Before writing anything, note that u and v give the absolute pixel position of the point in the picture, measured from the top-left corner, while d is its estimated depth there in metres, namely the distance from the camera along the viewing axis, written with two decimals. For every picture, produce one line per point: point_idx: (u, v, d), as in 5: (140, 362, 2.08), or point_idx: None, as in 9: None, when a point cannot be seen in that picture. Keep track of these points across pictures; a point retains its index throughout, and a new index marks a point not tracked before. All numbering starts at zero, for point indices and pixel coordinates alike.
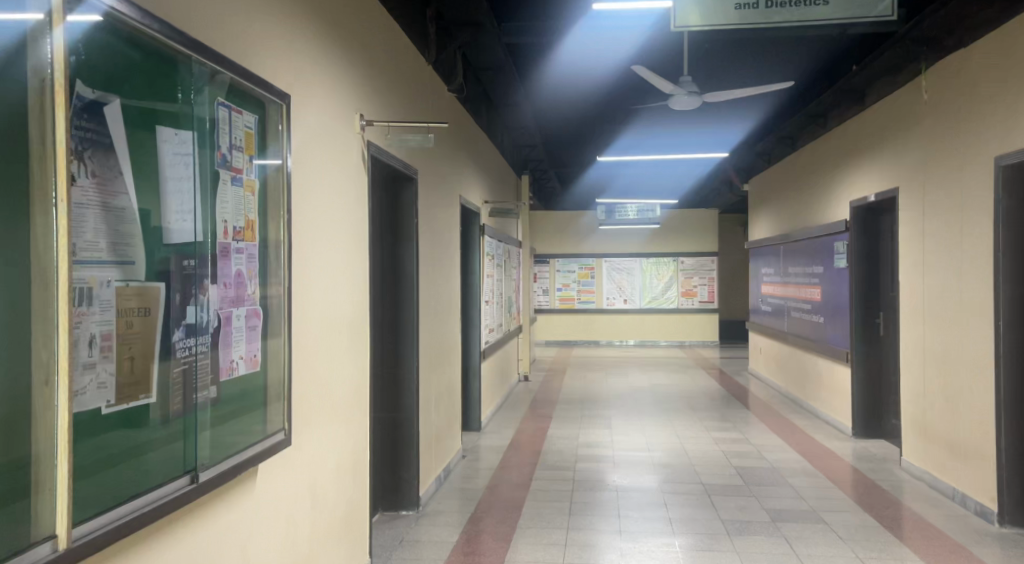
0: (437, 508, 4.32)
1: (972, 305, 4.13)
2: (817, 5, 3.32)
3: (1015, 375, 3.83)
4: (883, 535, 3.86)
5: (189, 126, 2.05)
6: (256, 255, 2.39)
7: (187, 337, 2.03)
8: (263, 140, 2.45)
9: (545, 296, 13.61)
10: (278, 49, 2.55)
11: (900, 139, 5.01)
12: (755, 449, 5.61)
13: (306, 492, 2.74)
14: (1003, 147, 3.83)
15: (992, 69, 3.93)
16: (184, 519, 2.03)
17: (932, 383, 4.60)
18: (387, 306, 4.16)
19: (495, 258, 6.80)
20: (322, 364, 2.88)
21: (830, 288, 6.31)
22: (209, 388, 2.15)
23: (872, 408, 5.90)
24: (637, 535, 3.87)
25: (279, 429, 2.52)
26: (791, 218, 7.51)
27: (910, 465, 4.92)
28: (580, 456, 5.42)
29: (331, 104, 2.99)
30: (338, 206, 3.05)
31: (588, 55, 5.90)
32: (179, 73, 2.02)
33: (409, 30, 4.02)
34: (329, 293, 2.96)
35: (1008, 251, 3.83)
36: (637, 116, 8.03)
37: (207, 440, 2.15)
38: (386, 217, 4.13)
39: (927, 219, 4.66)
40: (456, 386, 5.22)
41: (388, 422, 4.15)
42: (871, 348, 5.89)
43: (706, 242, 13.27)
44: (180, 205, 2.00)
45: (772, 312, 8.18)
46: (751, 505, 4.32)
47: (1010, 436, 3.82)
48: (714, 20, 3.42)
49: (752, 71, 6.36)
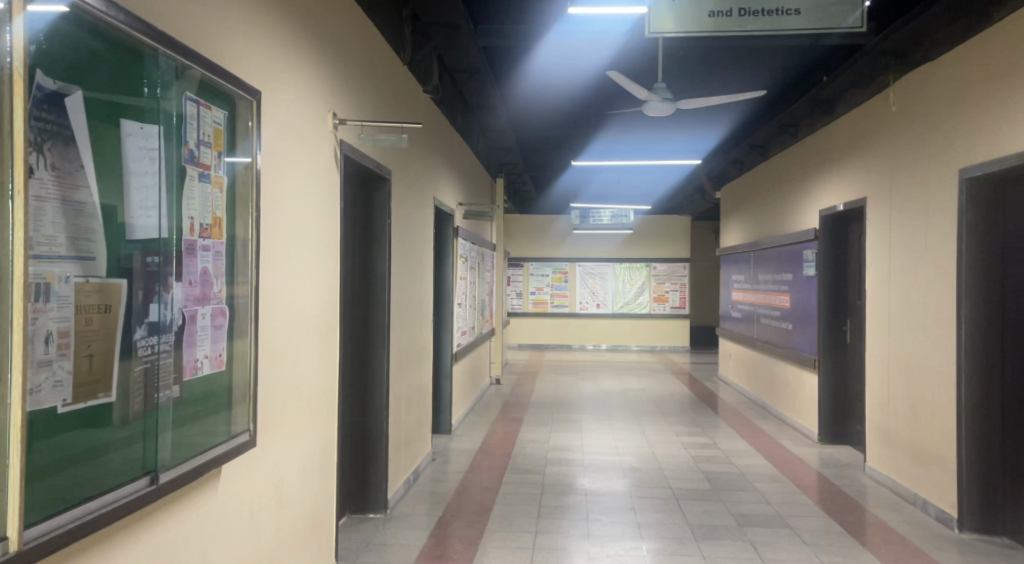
0: (405, 511, 4.28)
1: (935, 314, 4.21)
2: (792, 15, 3.38)
3: (977, 383, 3.90)
4: (846, 540, 3.91)
5: (155, 120, 2.01)
6: (223, 253, 2.35)
7: (149, 336, 1.99)
8: (232, 138, 2.41)
9: (518, 298, 13.60)
10: (250, 46, 2.52)
11: (869, 150, 5.08)
12: (723, 454, 5.65)
13: (272, 494, 2.70)
14: (969, 160, 3.91)
15: (959, 83, 4.02)
16: (143, 521, 2.00)
17: (896, 391, 4.66)
18: (359, 305, 4.13)
19: (468, 260, 6.78)
20: (289, 365, 2.84)
21: (799, 295, 6.38)
22: (171, 388, 2.11)
23: (837, 414, 5.98)
24: (605, 538, 3.88)
25: (244, 430, 2.47)
26: (761, 225, 7.61)
27: (873, 471, 4.99)
28: (551, 460, 5.42)
29: (303, 102, 2.96)
30: (307, 205, 3.01)
31: (566, 59, 5.88)
32: (145, 66, 1.98)
33: (383, 29, 3.98)
34: (297, 293, 2.92)
35: (971, 262, 3.91)
36: (612, 121, 8.05)
37: (169, 441, 2.10)
38: (358, 216, 4.09)
39: (893, 229, 4.73)
40: (426, 388, 5.19)
41: (358, 424, 4.11)
42: (838, 355, 5.97)
43: (679, 248, 13.39)
44: (143, 200, 1.96)
45: (741, 319, 8.26)
46: (718, 509, 4.35)
47: (970, 442, 3.90)
48: (689, 27, 3.45)
49: (726, 80, 6.42)
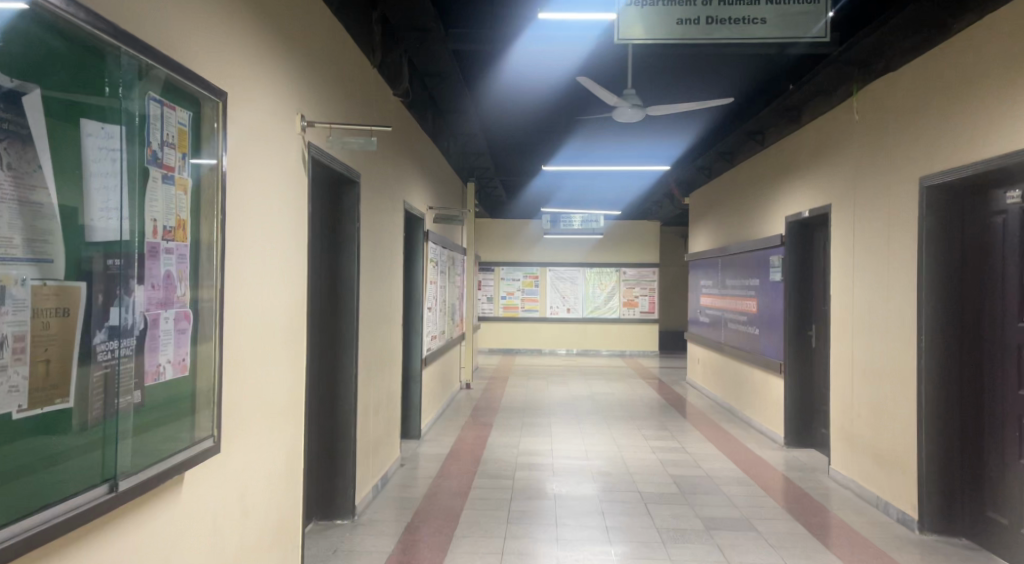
0: (373, 517, 4.25)
1: (897, 319, 4.29)
2: (757, 24, 3.45)
3: (937, 386, 3.99)
4: (810, 542, 3.97)
5: (117, 120, 1.97)
6: (187, 255, 2.30)
7: (109, 340, 1.95)
8: (197, 139, 2.37)
9: (489, 303, 13.58)
10: (216, 48, 2.49)
11: (833, 158, 5.18)
12: (691, 458, 5.70)
13: (237, 502, 2.66)
14: (929, 168, 4.01)
15: (920, 92, 4.11)
16: (102, 530, 1.96)
17: (859, 395, 4.75)
18: (327, 310, 4.09)
19: (439, 264, 6.75)
20: (254, 369, 2.79)
21: (766, 300, 6.47)
22: (132, 393, 2.07)
23: (802, 417, 6.07)
24: (574, 543, 3.89)
25: (208, 436, 2.43)
26: (729, 231, 7.71)
27: (837, 474, 5.07)
28: (521, 464, 5.42)
29: (270, 105, 2.92)
30: (274, 208, 2.97)
31: (537, 64, 5.90)
32: (107, 64, 1.94)
33: (353, 32, 3.96)
34: (263, 297, 2.87)
35: (930, 268, 4.01)
36: (582, 127, 8.09)
37: (129, 448, 2.06)
38: (327, 219, 4.05)
39: (857, 236, 4.82)
40: (395, 393, 5.15)
41: (325, 429, 4.06)
42: (803, 360, 6.06)
43: (648, 253, 13.50)
44: (104, 202, 1.92)
45: (709, 324, 8.35)
46: (686, 513, 4.38)
47: (930, 445, 3.99)
48: (657, 34, 3.48)
49: (694, 87, 6.50)
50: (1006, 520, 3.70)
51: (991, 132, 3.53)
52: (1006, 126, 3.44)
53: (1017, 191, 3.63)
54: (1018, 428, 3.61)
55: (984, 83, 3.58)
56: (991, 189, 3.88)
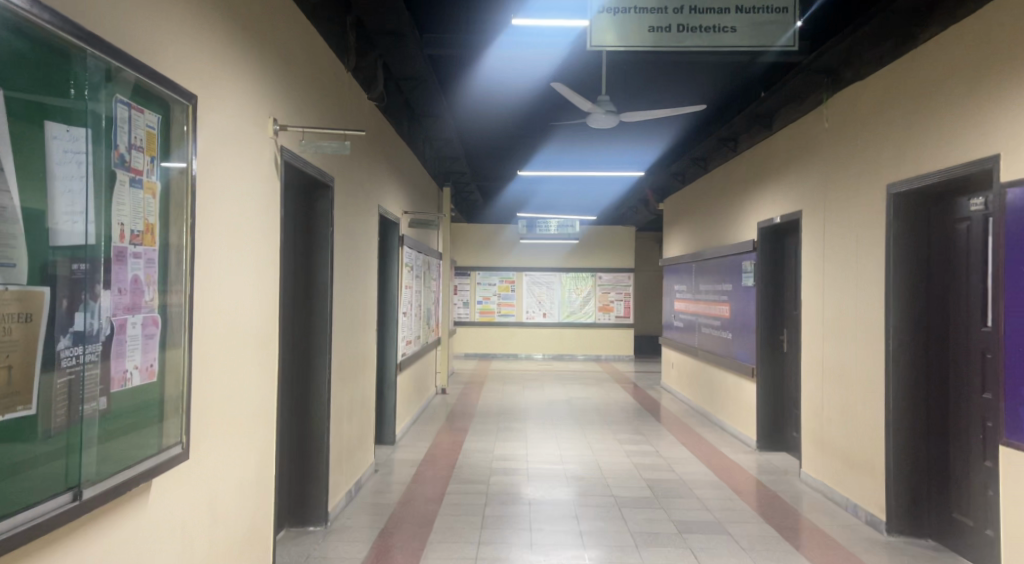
0: (346, 523, 4.22)
1: (865, 323, 4.36)
2: (728, 32, 3.47)
3: (904, 390, 4.06)
4: (781, 544, 4.00)
5: (82, 122, 1.94)
6: (156, 260, 2.27)
7: (74, 346, 1.91)
8: (166, 142, 2.34)
9: (465, 308, 13.56)
10: (186, 52, 2.47)
11: (803, 164, 5.25)
12: (665, 462, 5.73)
13: (206, 510, 2.63)
14: (896, 175, 4.08)
15: (887, 100, 4.19)
16: (65, 538, 1.93)
17: (829, 398, 4.81)
18: (299, 315, 4.06)
19: (414, 268, 6.74)
20: (224, 374, 2.76)
21: (738, 305, 6.53)
22: (98, 400, 2.03)
23: (774, 421, 6.13)
24: (547, 548, 3.88)
25: (177, 443, 2.40)
26: (702, 237, 7.78)
27: (808, 477, 5.13)
28: (496, 470, 5.41)
29: (242, 108, 2.90)
30: (245, 211, 2.94)
31: (512, 69, 5.92)
32: (72, 66, 1.91)
33: (326, 35, 3.94)
34: (234, 301, 2.85)
35: (897, 273, 4.08)
36: (557, 132, 8.13)
37: (94, 456, 2.03)
38: (300, 223, 4.03)
39: (827, 242, 4.89)
40: (370, 398, 5.13)
41: (297, 435, 4.03)
42: (775, 364, 6.13)
43: (623, 258, 13.58)
44: (69, 205, 1.89)
45: (683, 328, 8.41)
46: (659, 517, 4.41)
47: (897, 447, 4.05)
48: (629, 41, 3.50)
49: (668, 93, 6.56)
50: (971, 521, 3.77)
51: (955, 140, 3.61)
52: (968, 135, 3.52)
53: (980, 198, 3.71)
54: (982, 431, 3.68)
55: (948, 93, 3.66)
56: (955, 197, 3.96)
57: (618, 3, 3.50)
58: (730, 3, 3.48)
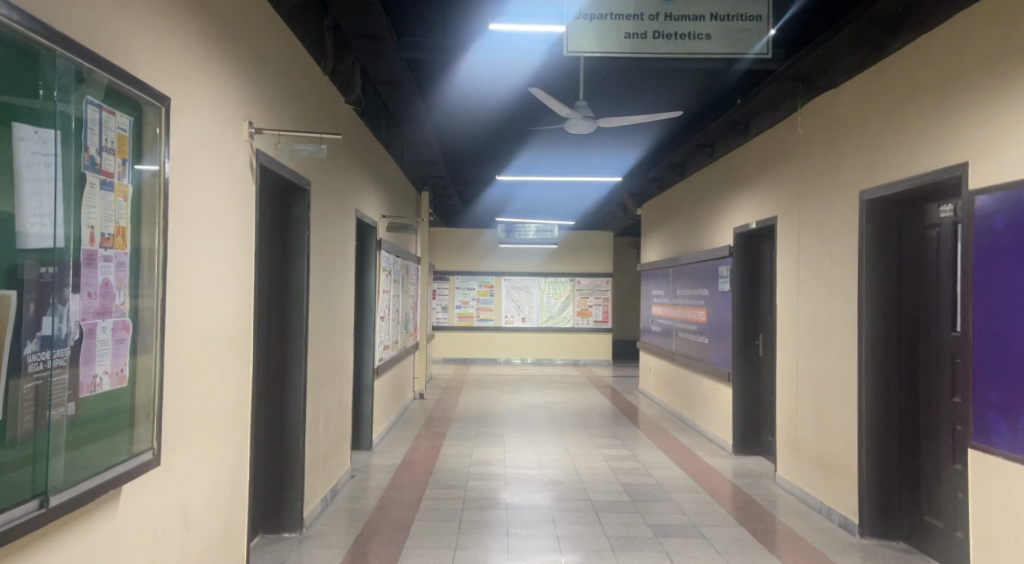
0: (322, 529, 4.18)
1: (838, 328, 4.42)
2: (703, 39, 3.52)
3: (876, 394, 4.12)
4: (756, 548, 4.03)
5: (51, 123, 1.92)
6: (127, 263, 2.24)
7: (41, 350, 1.88)
8: (138, 144, 2.31)
9: (443, 312, 13.52)
10: (160, 54, 2.44)
11: (778, 170, 5.32)
12: (642, 466, 5.76)
13: (178, 517, 2.59)
14: (868, 183, 4.15)
15: (858, 108, 4.27)
16: (32, 545, 1.90)
17: (803, 402, 4.86)
18: (275, 320, 4.02)
19: (392, 273, 6.71)
20: (197, 379, 2.73)
21: (715, 310, 6.58)
22: (66, 405, 2.00)
23: (750, 425, 6.19)
24: (524, 553, 3.88)
25: (147, 449, 2.37)
26: (679, 242, 7.84)
27: (783, 480, 5.16)
28: (473, 474, 5.40)
29: (217, 111, 2.88)
30: (219, 215, 2.91)
31: (490, 74, 5.94)
32: (41, 67, 1.89)
33: (302, 38, 3.91)
34: (208, 306, 2.82)
35: (870, 279, 4.14)
36: (536, 137, 8.15)
37: (62, 462, 2.00)
38: (276, 227, 4.00)
39: (801, 247, 4.94)
40: (346, 404, 5.09)
41: (273, 441, 4.00)
42: (750, 368, 6.18)
43: (602, 263, 13.63)
44: (37, 208, 1.86)
45: (660, 333, 8.45)
46: (636, 521, 4.42)
47: (869, 451, 4.10)
48: (606, 48, 3.53)
49: (645, 99, 6.61)
50: (941, 523, 3.83)
51: (925, 148, 3.67)
52: (939, 142, 3.57)
53: (949, 205, 3.77)
54: (952, 434, 3.74)
55: (918, 101, 3.73)
56: (926, 204, 4.03)
57: (595, 9, 3.53)
58: (705, 11, 3.52)
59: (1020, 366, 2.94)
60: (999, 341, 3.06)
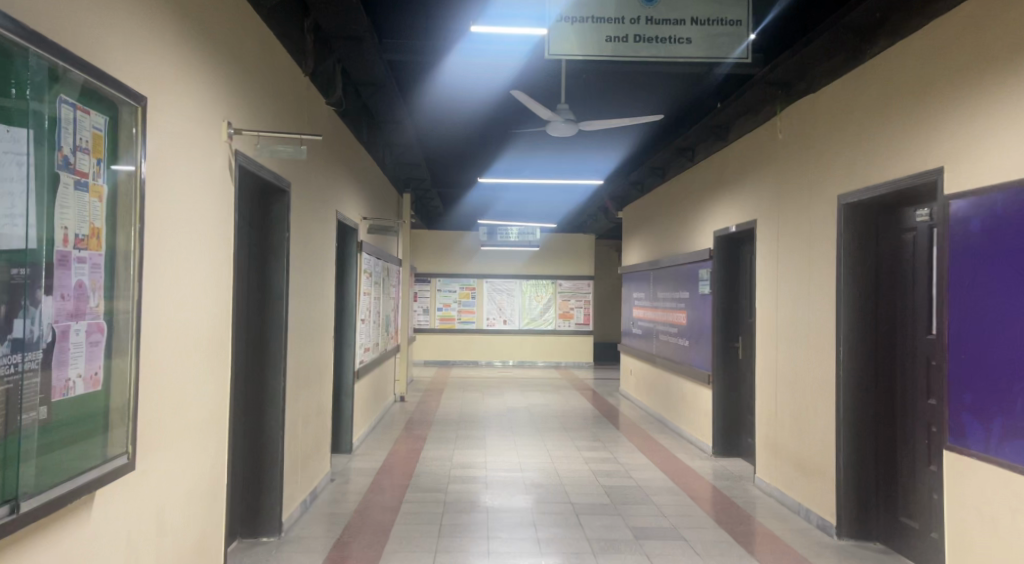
0: (300, 533, 4.14)
1: (817, 330, 4.46)
2: (683, 43, 3.54)
3: (854, 396, 4.15)
4: (736, 550, 4.04)
5: (23, 123, 1.88)
6: (102, 265, 2.21)
7: (11, 354, 1.85)
8: (114, 144, 2.28)
9: (425, 314, 13.46)
10: (138, 53, 2.41)
11: (757, 174, 5.37)
12: (623, 468, 5.77)
13: (153, 521, 2.56)
14: (846, 187, 4.19)
15: (836, 114, 4.32)
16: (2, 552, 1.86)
17: (782, 404, 4.90)
18: (254, 322, 3.98)
19: (372, 275, 6.67)
20: (174, 382, 2.70)
21: (695, 313, 6.62)
22: (38, 409, 1.96)
23: (729, 427, 6.23)
24: (504, 556, 3.86)
25: (122, 453, 2.33)
26: (660, 245, 7.87)
27: (762, 482, 5.20)
28: (454, 477, 5.38)
29: (196, 111, 2.85)
30: (197, 217, 2.88)
31: (472, 77, 5.93)
32: (13, 65, 1.85)
33: (283, 39, 3.89)
34: (186, 307, 2.79)
35: (847, 283, 4.18)
36: (518, 140, 8.16)
37: (33, 468, 1.96)
38: (256, 228, 3.96)
39: (780, 251, 4.98)
40: (326, 407, 5.05)
41: (251, 444, 3.96)
42: (730, 370, 6.22)
43: (583, 266, 13.67)
44: (8, 208, 1.83)
45: (641, 335, 8.49)
46: (617, 523, 4.43)
47: (846, 452, 4.14)
48: (588, 51, 3.54)
49: (627, 103, 6.64)
50: (917, 524, 3.88)
51: (901, 153, 3.72)
52: (914, 148, 3.62)
53: (925, 210, 3.83)
54: (927, 436, 3.79)
55: (894, 107, 3.78)
56: (902, 209, 4.08)
57: (576, 12, 3.52)
58: (685, 15, 3.55)
59: (994, 368, 2.99)
60: (973, 344, 3.11)
